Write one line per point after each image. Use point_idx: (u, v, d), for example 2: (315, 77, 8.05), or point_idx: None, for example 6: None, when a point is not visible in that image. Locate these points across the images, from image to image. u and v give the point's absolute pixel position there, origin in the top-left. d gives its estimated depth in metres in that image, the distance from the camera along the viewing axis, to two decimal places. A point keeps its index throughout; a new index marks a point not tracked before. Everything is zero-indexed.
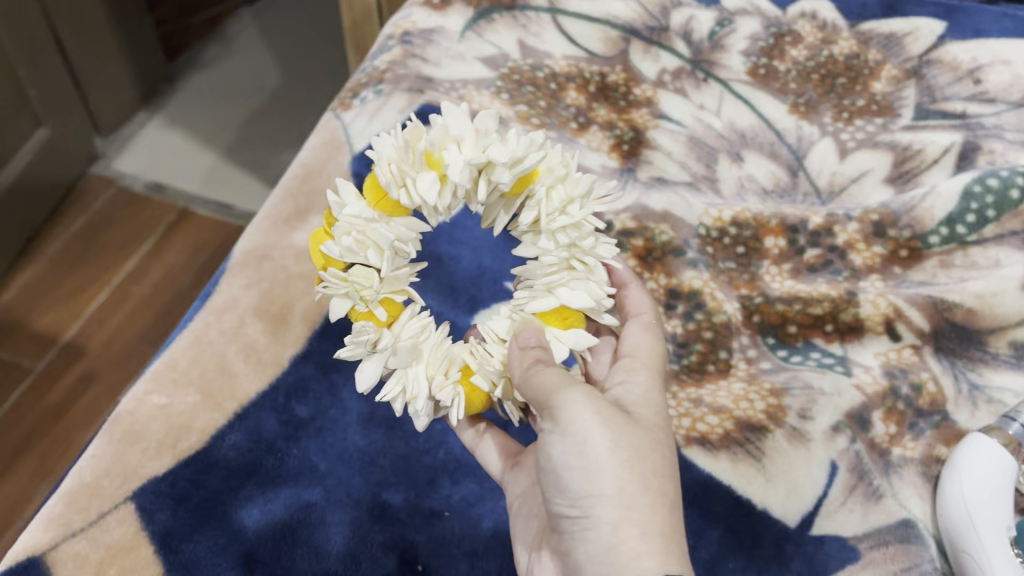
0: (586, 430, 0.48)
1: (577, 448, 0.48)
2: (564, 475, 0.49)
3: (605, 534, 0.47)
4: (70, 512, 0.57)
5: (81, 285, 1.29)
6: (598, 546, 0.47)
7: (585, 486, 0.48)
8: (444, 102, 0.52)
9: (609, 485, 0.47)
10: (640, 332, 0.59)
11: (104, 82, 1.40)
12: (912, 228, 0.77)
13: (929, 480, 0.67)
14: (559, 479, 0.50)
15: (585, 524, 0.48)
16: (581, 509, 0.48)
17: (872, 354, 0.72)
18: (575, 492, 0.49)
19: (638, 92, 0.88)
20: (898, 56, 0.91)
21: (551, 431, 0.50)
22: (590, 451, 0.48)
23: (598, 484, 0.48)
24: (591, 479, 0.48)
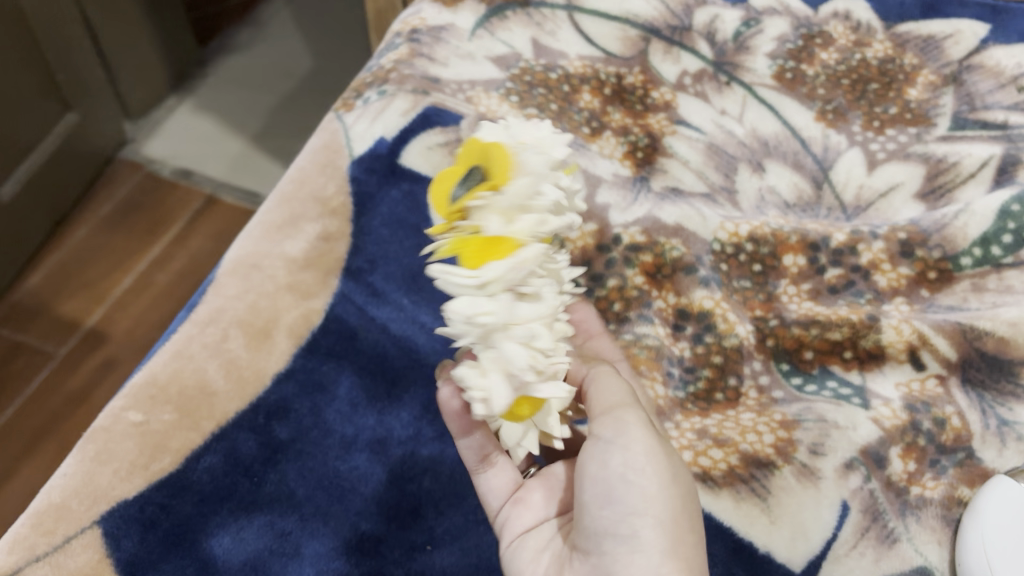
0: (650, 449, 0.49)
1: (638, 465, 0.48)
2: (618, 489, 0.47)
3: (651, 556, 0.46)
4: (35, 535, 0.55)
5: (105, 272, 1.23)
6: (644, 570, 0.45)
7: (641, 504, 0.47)
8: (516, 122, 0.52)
9: (660, 510, 0.47)
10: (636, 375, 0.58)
11: (133, 62, 1.33)
12: (943, 247, 0.71)
13: (950, 524, 0.61)
14: (608, 493, 0.48)
15: (632, 544, 0.46)
16: (630, 527, 0.47)
17: (893, 385, 0.67)
18: (626, 510, 0.47)
19: (657, 95, 0.84)
20: (937, 61, 0.86)
21: (609, 447, 0.49)
22: (650, 472, 0.48)
23: (656, 506, 0.47)
24: (649, 498, 0.47)
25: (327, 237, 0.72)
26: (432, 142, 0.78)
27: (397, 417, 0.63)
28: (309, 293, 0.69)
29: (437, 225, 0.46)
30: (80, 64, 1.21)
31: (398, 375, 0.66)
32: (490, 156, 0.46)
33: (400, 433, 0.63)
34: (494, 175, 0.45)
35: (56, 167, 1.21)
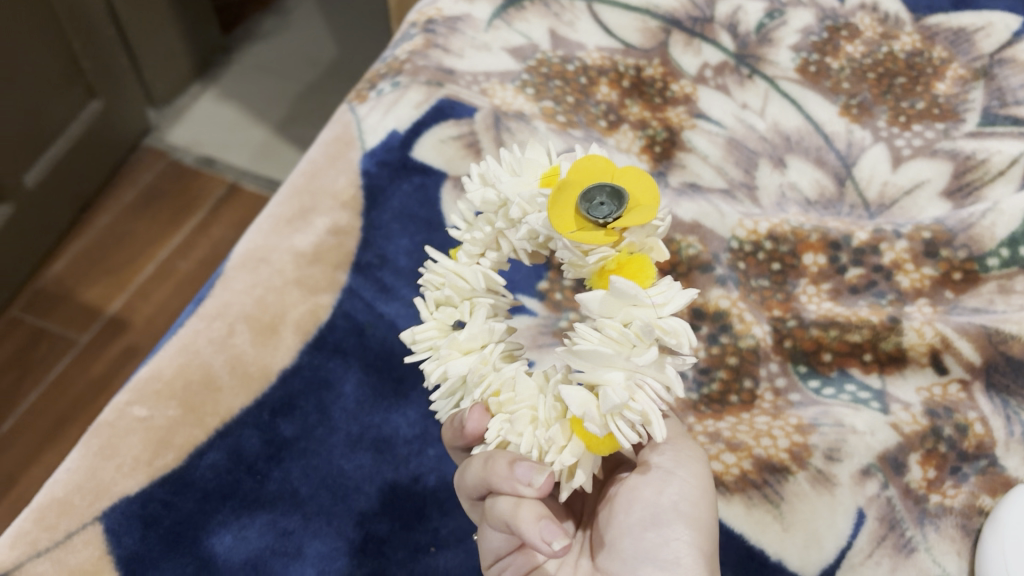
0: (702, 485, 0.52)
1: (685, 498, 0.50)
2: (668, 514, 0.50)
3: None
4: (37, 530, 0.57)
5: (127, 260, 1.23)
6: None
7: (684, 530, 0.49)
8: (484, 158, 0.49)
9: (701, 544, 0.49)
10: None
11: (160, 50, 1.32)
12: (968, 248, 0.69)
13: (970, 534, 0.60)
14: (656, 517, 0.50)
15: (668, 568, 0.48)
16: (675, 552, 0.48)
17: (914, 390, 0.65)
18: (669, 536, 0.49)
19: (676, 88, 0.82)
20: (967, 54, 0.83)
21: (664, 476, 0.51)
22: (700, 508, 0.51)
23: (698, 536, 0.49)
24: (692, 528, 0.49)
25: (338, 232, 0.71)
26: (445, 134, 0.77)
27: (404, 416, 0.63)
28: (317, 288, 0.68)
29: (581, 238, 0.42)
30: (104, 51, 1.21)
31: (405, 372, 0.65)
32: (626, 178, 0.43)
33: (407, 432, 0.63)
34: (639, 199, 0.43)
35: (79, 155, 1.21)
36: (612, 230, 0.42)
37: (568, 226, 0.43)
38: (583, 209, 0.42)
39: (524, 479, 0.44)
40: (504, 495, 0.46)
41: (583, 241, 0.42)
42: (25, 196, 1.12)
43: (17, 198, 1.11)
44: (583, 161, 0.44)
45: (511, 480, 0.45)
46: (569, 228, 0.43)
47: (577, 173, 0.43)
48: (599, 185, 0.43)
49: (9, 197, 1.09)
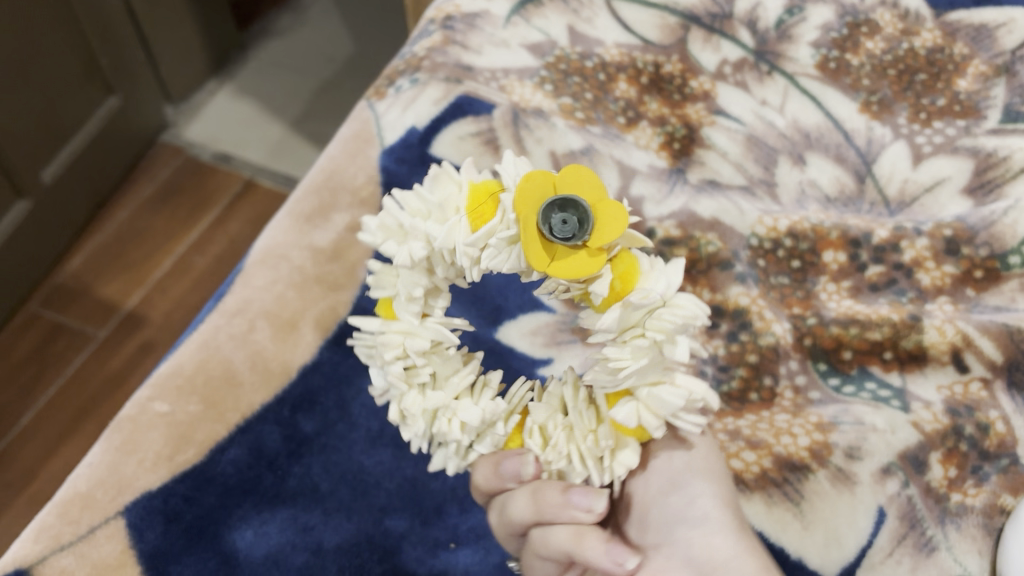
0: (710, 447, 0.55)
1: (699, 459, 0.53)
2: (689, 478, 0.52)
3: (727, 536, 0.48)
4: (61, 524, 0.57)
5: (144, 256, 1.23)
6: (725, 543, 0.48)
7: (708, 487, 0.51)
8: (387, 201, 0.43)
9: (726, 496, 0.51)
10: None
11: (177, 46, 1.32)
12: (990, 245, 0.69)
13: (990, 533, 0.60)
14: (677, 483, 0.52)
15: (704, 524, 0.49)
16: (703, 511, 0.50)
17: (935, 388, 0.65)
18: (695, 493, 0.51)
19: (695, 85, 0.82)
20: (988, 50, 0.82)
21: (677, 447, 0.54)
22: (717, 470, 0.53)
23: (723, 489, 0.52)
24: (715, 484, 0.52)
25: (356, 229, 0.71)
26: (463, 131, 0.77)
27: None
28: (337, 285, 0.69)
29: (563, 268, 0.40)
30: (121, 47, 1.21)
31: None
32: (569, 186, 0.41)
33: None
34: (595, 203, 0.41)
35: (97, 151, 1.22)
36: (590, 247, 0.41)
37: (543, 260, 0.40)
38: (549, 235, 0.40)
39: (583, 506, 0.47)
40: (562, 525, 0.48)
41: (569, 271, 0.40)
42: (44, 192, 1.13)
43: (36, 195, 1.11)
44: (523, 185, 0.40)
45: (569, 509, 0.47)
46: (550, 262, 0.40)
47: (523, 201, 0.40)
48: (549, 205, 0.40)
49: (27, 194, 1.10)
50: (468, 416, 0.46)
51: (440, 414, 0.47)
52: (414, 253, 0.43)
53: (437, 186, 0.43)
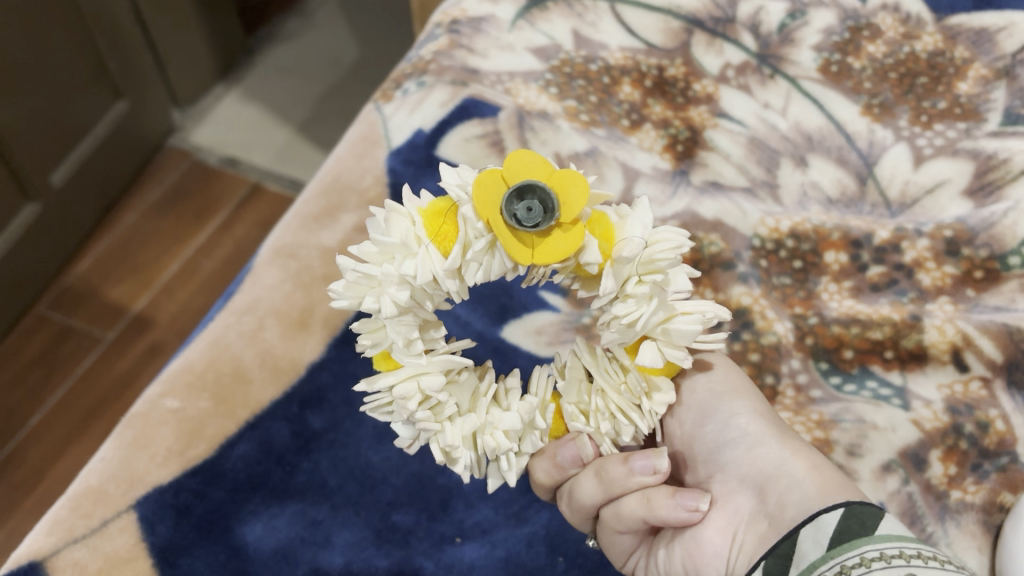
0: (727, 371, 0.56)
1: (724, 383, 0.56)
2: (716, 405, 0.55)
3: (774, 446, 0.51)
4: (74, 518, 0.58)
5: (153, 258, 1.25)
6: (773, 454, 0.51)
7: (741, 409, 0.54)
8: (342, 259, 0.43)
9: (758, 408, 0.54)
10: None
11: (185, 52, 1.34)
12: (989, 247, 0.70)
13: (990, 530, 0.60)
14: (707, 412, 0.55)
15: (748, 444, 0.52)
16: (740, 430, 0.53)
17: (935, 387, 0.65)
18: (728, 417, 0.54)
19: (698, 87, 0.83)
20: (989, 54, 0.83)
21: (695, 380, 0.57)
22: (739, 388, 0.55)
23: (755, 407, 0.54)
24: (746, 404, 0.54)
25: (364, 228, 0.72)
26: (470, 133, 0.78)
27: None
28: None
29: (546, 254, 0.42)
30: (129, 53, 1.23)
31: None
32: (518, 175, 0.41)
33: None
34: (548, 179, 0.42)
35: (106, 155, 1.23)
36: (562, 222, 0.42)
37: (526, 254, 0.42)
38: (520, 231, 0.41)
39: (647, 469, 0.50)
40: (631, 494, 0.51)
41: (553, 253, 0.42)
42: (52, 195, 1.14)
43: (44, 197, 1.12)
44: (475, 192, 0.42)
45: (635, 477, 0.50)
46: (531, 252, 0.42)
47: (485, 208, 0.42)
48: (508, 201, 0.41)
49: (37, 197, 1.11)
50: (509, 423, 0.48)
51: (481, 433, 0.49)
52: (396, 299, 0.43)
53: (392, 227, 0.43)
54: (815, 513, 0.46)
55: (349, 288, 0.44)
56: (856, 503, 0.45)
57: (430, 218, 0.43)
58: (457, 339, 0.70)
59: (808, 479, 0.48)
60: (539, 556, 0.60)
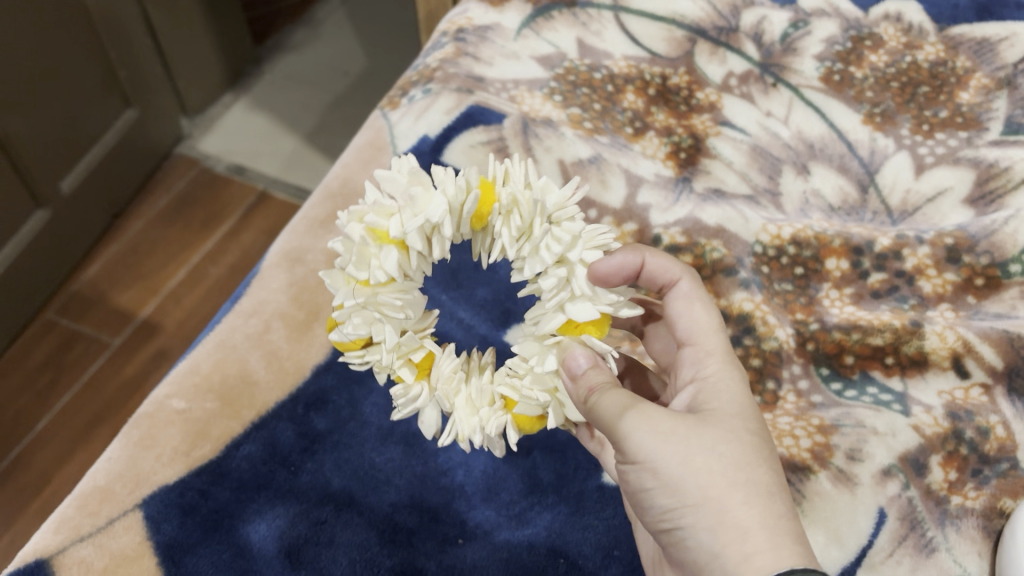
0: (649, 451, 0.46)
1: (648, 470, 0.46)
2: (648, 492, 0.47)
3: (706, 541, 0.45)
4: (81, 516, 0.60)
5: (160, 264, 1.26)
6: (706, 556, 0.45)
7: (671, 503, 0.46)
8: (379, 173, 0.49)
9: (687, 491, 0.45)
10: (686, 305, 0.55)
11: (195, 63, 1.35)
12: (990, 254, 0.70)
13: (990, 535, 0.61)
14: (644, 498, 0.48)
15: (684, 537, 0.46)
16: (671, 520, 0.46)
17: (935, 393, 0.66)
18: (662, 507, 0.47)
19: (701, 96, 0.84)
20: (991, 64, 0.84)
21: (623, 459, 0.48)
22: (663, 471, 0.46)
23: (682, 496, 0.45)
24: (674, 494, 0.45)
25: None
26: (475, 140, 0.79)
27: None
28: None
29: None
30: (139, 62, 1.24)
31: None
32: None
33: None
34: None
35: (115, 163, 1.24)
36: None
37: None
38: None
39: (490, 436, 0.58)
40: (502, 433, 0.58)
41: None
42: (62, 202, 1.15)
43: (54, 204, 1.14)
44: None
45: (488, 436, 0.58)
46: None
47: None
48: None
49: (47, 203, 1.13)
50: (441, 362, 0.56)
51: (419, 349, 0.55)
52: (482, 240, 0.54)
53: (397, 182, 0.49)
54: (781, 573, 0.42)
55: (397, 165, 0.51)
56: (795, 570, 0.42)
57: (429, 226, 0.50)
58: (461, 342, 0.71)
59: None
60: (540, 557, 0.60)
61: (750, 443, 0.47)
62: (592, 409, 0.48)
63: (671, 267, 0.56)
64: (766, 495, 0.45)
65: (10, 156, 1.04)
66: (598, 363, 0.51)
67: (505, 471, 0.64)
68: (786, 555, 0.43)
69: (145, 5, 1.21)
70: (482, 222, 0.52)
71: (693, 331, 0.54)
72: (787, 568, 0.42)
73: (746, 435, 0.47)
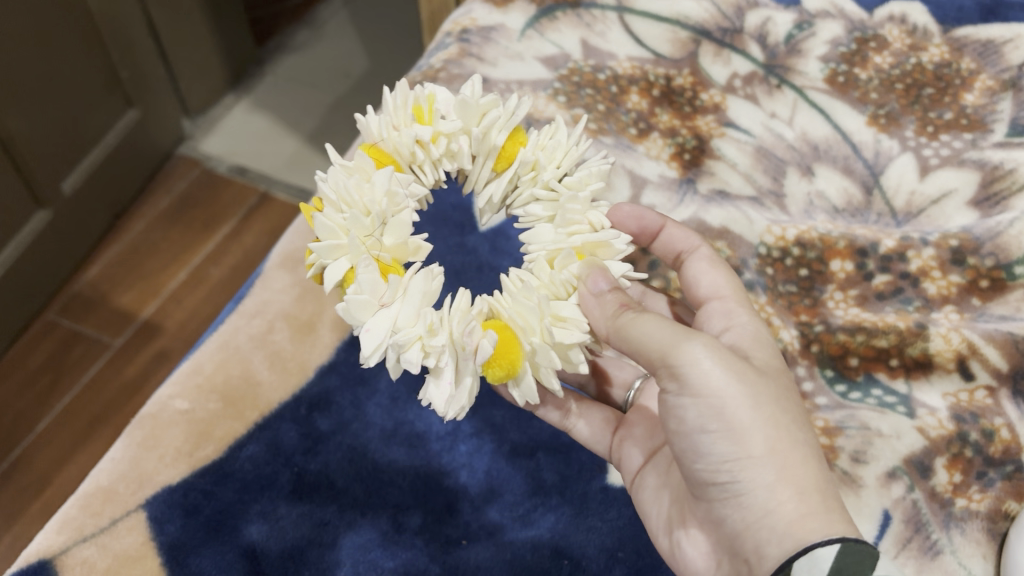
0: (721, 389, 0.45)
1: (714, 411, 0.45)
2: (705, 440, 0.46)
3: (760, 498, 0.45)
4: (84, 516, 0.60)
5: (161, 264, 1.25)
6: (757, 512, 0.45)
7: (733, 449, 0.45)
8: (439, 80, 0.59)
9: (755, 443, 0.45)
10: (709, 266, 0.56)
11: (196, 63, 1.35)
12: (995, 256, 0.70)
13: (995, 538, 0.60)
14: (696, 444, 0.46)
15: (737, 489, 0.46)
16: (728, 473, 0.46)
17: (940, 395, 0.66)
18: (722, 456, 0.46)
19: (705, 97, 0.84)
20: (995, 66, 0.84)
21: (679, 396, 0.46)
22: (732, 416, 0.45)
23: (748, 446, 0.45)
24: (738, 443, 0.45)
25: None
26: None
27: (435, 414, 0.67)
28: None
29: None
30: (141, 63, 1.24)
31: None
32: None
33: (439, 427, 0.66)
34: None
35: (116, 163, 1.24)
36: None
37: None
38: None
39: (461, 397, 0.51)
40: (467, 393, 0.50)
41: None
42: (63, 202, 1.15)
43: (55, 205, 1.14)
44: None
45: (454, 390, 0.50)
46: None
47: None
48: None
49: (48, 204, 1.12)
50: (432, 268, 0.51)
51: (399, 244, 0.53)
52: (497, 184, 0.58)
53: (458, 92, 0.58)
54: (808, 544, 0.43)
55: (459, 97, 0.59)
56: (851, 538, 0.43)
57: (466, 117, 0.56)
58: None
59: (786, 547, 0.44)
60: (543, 559, 0.60)
61: (795, 402, 0.48)
62: (638, 331, 0.46)
63: (691, 240, 0.59)
64: (816, 458, 0.46)
65: (11, 156, 1.03)
66: (618, 288, 0.50)
67: (508, 472, 0.64)
68: (834, 522, 0.44)
69: (147, 6, 1.21)
70: (503, 165, 0.57)
71: (720, 287, 0.55)
72: (841, 534, 0.44)
73: (792, 393, 0.48)
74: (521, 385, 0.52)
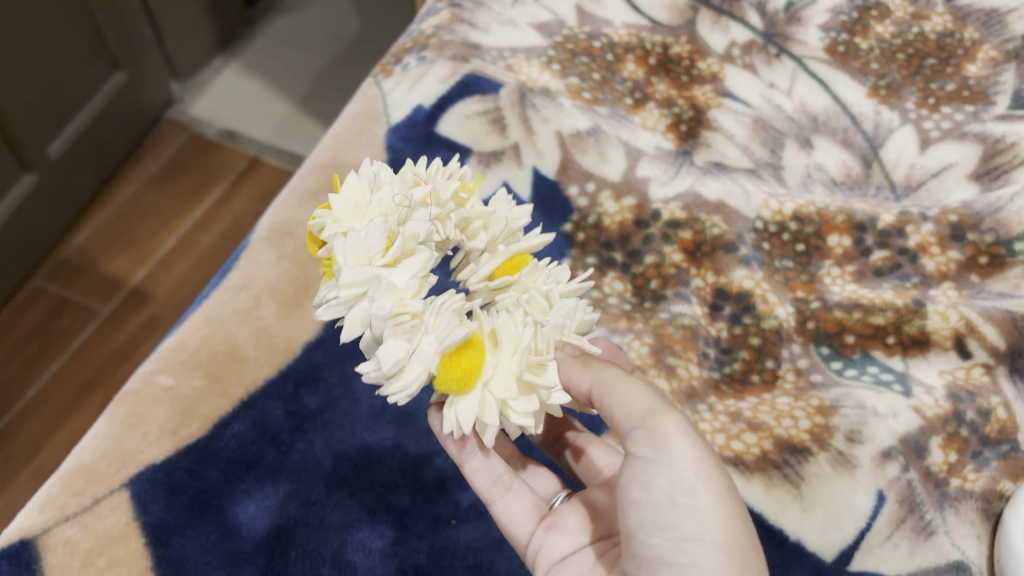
0: (693, 462, 0.44)
1: (684, 480, 0.44)
2: (668, 514, 0.43)
3: None
4: (66, 496, 0.58)
5: (149, 231, 1.24)
6: None
7: (697, 528, 0.43)
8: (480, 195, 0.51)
9: (721, 529, 0.43)
10: None
11: (184, 23, 1.32)
12: (995, 232, 0.68)
13: (989, 518, 0.60)
14: (657, 518, 0.44)
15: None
16: (688, 554, 0.43)
17: (937, 373, 0.65)
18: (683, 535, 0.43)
19: (703, 66, 0.82)
20: (999, 36, 0.82)
21: (648, 462, 0.45)
22: (699, 490, 0.44)
23: (713, 529, 0.43)
24: (702, 524, 0.43)
25: None
26: (470, 110, 0.78)
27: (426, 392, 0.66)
28: None
29: None
30: (128, 23, 1.21)
31: None
32: None
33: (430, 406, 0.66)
34: None
35: (102, 126, 1.21)
36: None
37: None
38: None
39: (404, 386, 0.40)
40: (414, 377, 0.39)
41: None
42: (48, 165, 1.13)
43: (41, 167, 1.11)
44: None
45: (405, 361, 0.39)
46: None
47: None
48: None
49: (32, 167, 1.10)
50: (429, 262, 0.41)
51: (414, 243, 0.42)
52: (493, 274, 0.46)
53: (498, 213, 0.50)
54: None
55: None
56: None
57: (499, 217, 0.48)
58: None
59: None
60: None
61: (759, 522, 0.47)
62: (614, 385, 0.46)
63: None
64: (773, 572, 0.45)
65: None
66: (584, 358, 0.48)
67: None
68: None
69: None
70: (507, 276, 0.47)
71: None
72: None
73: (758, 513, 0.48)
74: (460, 403, 0.42)
